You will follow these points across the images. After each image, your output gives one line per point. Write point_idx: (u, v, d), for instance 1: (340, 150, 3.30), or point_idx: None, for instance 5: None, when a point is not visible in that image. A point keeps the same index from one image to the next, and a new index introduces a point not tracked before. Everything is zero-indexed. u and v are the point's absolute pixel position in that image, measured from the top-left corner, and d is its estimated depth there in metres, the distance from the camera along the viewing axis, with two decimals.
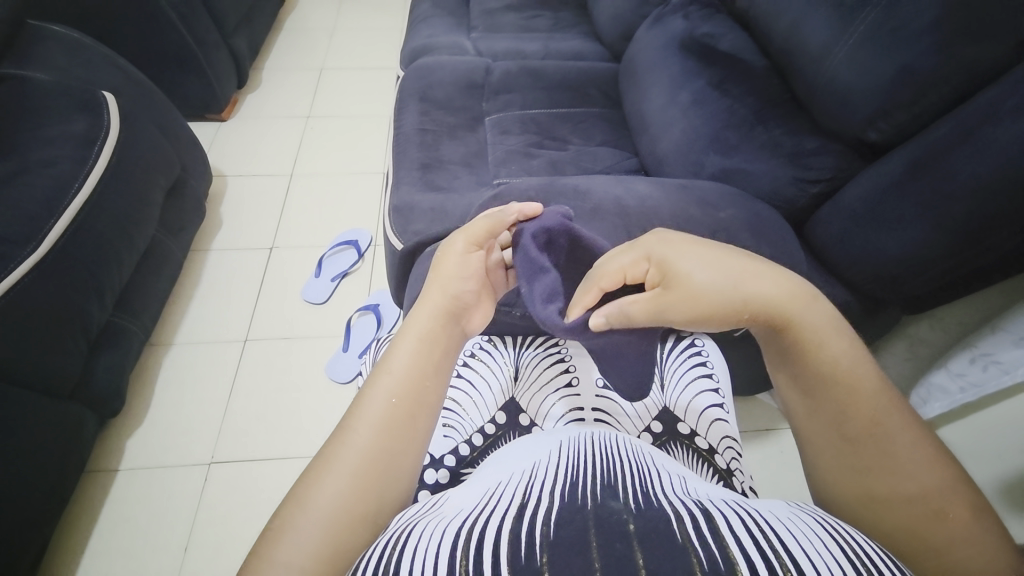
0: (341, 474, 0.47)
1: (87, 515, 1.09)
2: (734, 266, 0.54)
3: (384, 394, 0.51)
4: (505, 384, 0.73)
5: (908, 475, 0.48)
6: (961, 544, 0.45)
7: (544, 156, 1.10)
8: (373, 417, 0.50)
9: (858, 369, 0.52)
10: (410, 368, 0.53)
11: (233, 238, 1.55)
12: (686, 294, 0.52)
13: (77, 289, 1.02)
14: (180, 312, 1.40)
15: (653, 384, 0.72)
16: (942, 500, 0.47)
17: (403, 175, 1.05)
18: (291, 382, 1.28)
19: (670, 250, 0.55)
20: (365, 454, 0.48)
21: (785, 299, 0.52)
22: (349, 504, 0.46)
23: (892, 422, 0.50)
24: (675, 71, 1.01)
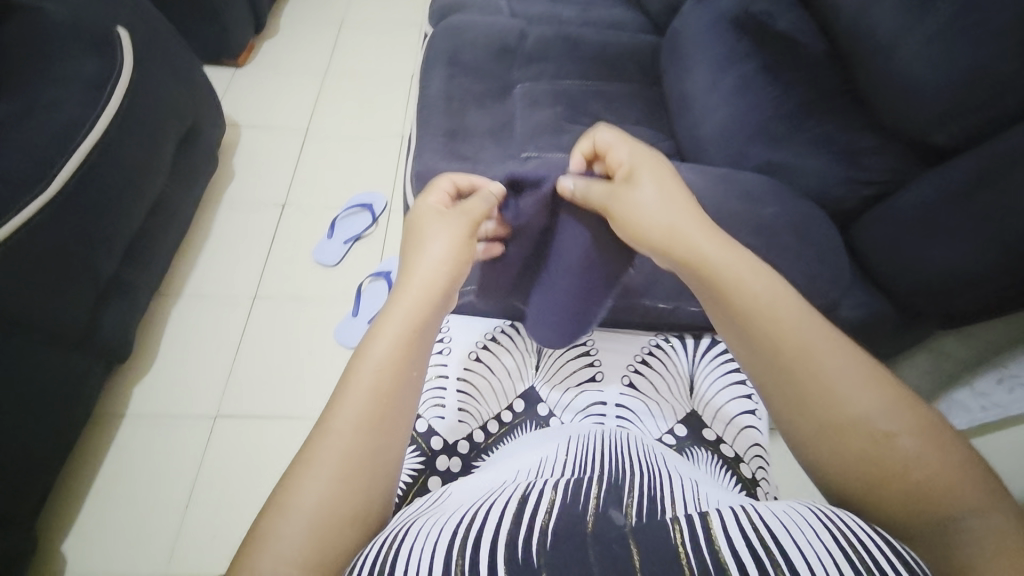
0: (320, 477, 0.44)
1: (91, 459, 1.11)
2: (681, 196, 0.58)
3: (361, 387, 0.47)
4: (527, 372, 0.71)
5: (844, 397, 0.46)
6: (931, 464, 0.42)
7: (576, 132, 1.05)
8: (352, 413, 0.46)
9: (773, 292, 0.51)
10: (387, 357, 0.49)
11: (246, 192, 1.51)
12: (632, 194, 0.57)
13: (84, 239, 0.99)
14: (190, 264, 1.38)
15: (681, 387, 0.70)
16: (890, 423, 0.44)
17: (427, 141, 1.01)
18: (298, 343, 1.28)
19: (642, 159, 0.60)
20: (344, 453, 0.45)
21: (700, 222, 0.56)
22: (334, 508, 0.43)
23: (807, 340, 0.49)
24: (723, 51, 0.95)
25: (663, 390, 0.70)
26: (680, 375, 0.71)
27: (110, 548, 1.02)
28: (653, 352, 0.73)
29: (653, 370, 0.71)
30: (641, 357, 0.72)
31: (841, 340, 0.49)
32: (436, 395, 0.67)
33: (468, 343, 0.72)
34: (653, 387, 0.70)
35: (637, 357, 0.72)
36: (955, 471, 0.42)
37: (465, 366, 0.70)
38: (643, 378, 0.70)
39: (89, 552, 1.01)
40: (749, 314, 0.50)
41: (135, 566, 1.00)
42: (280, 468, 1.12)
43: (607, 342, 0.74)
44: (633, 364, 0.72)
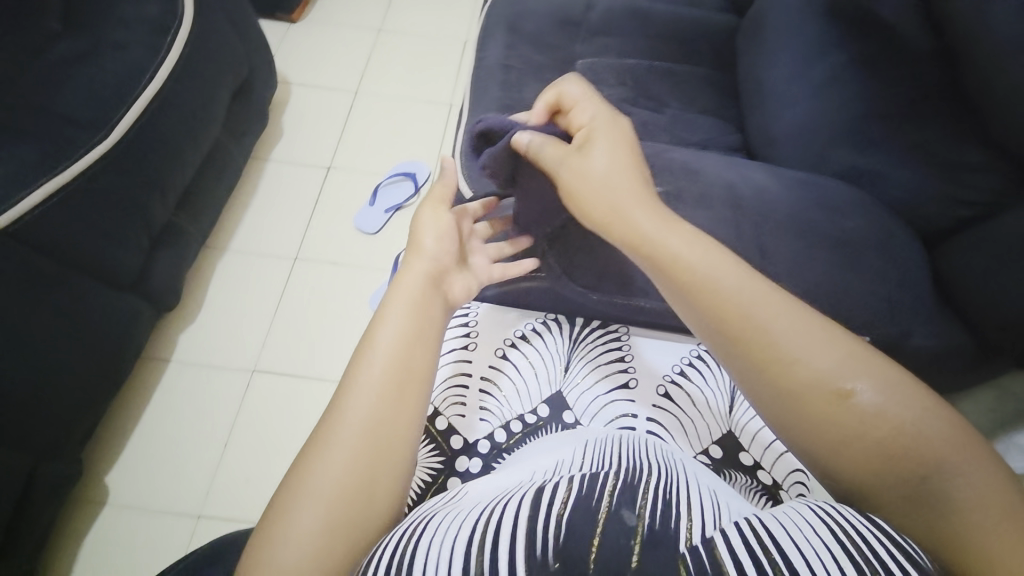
0: (334, 451, 0.51)
1: (138, 398, 1.17)
2: (632, 165, 0.60)
3: (369, 370, 0.54)
4: (554, 375, 0.69)
5: (802, 364, 0.49)
6: (893, 419, 0.46)
7: (635, 117, 0.99)
8: (358, 395, 0.53)
9: (716, 267, 0.54)
10: (390, 343, 0.56)
11: (293, 151, 1.52)
12: (582, 163, 0.60)
13: (140, 186, 1.01)
14: (235, 218, 1.41)
15: (721, 405, 0.66)
16: (846, 380, 0.48)
17: (480, 115, 0.97)
18: (334, 308, 1.29)
19: (600, 129, 0.62)
20: (345, 452, 0.51)
21: (646, 194, 0.59)
22: (340, 501, 0.49)
23: (756, 313, 0.52)
24: (813, 38, 0.86)
25: (700, 406, 0.66)
26: (721, 392, 0.67)
27: (152, 483, 1.08)
28: (693, 364, 0.69)
29: (692, 384, 0.67)
30: (679, 368, 0.68)
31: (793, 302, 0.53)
32: (458, 393, 0.67)
33: (496, 340, 0.71)
34: (688, 403, 0.66)
35: (675, 368, 0.68)
36: (920, 420, 0.46)
37: (489, 365, 0.69)
38: (679, 392, 0.67)
39: (133, 484, 1.08)
40: (696, 291, 0.53)
41: (174, 502, 1.07)
42: (310, 427, 1.15)
43: (644, 349, 0.71)
44: (669, 375, 0.68)
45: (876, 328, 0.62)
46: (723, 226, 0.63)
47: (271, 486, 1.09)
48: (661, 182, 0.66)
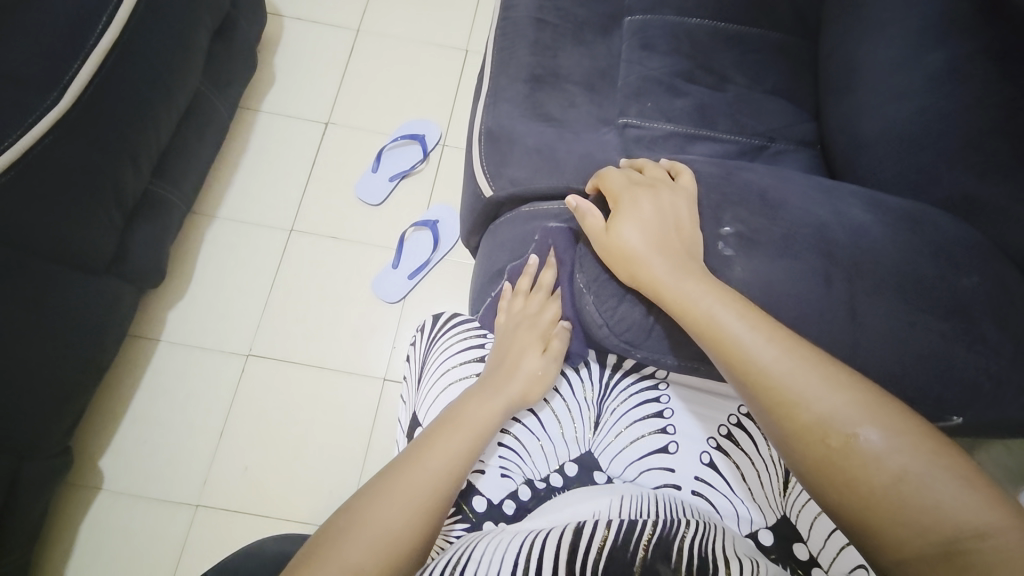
0: (389, 514, 0.47)
1: (129, 377, 1.11)
2: (672, 228, 0.55)
3: (446, 450, 0.52)
4: (582, 433, 0.60)
5: (812, 412, 0.44)
6: (918, 472, 0.40)
7: (693, 95, 0.80)
8: (429, 467, 0.50)
9: (730, 309, 0.50)
10: (470, 431, 0.54)
11: (285, 101, 1.33)
12: (612, 229, 0.56)
13: (106, 156, 0.88)
14: (224, 180, 1.26)
15: (772, 481, 0.55)
16: (841, 424, 0.43)
17: (504, 87, 0.80)
18: (334, 289, 1.19)
19: (637, 187, 0.58)
20: (433, 484, 0.49)
21: (685, 254, 0.53)
22: (405, 541, 0.46)
23: (756, 357, 0.47)
24: (931, 21, 0.69)
25: (749, 482, 0.55)
26: (775, 464, 0.55)
27: (150, 467, 1.06)
28: (741, 426, 0.58)
29: (740, 451, 0.57)
30: (726, 430, 0.58)
31: (799, 342, 0.48)
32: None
33: None
34: (734, 476, 0.56)
35: (721, 431, 0.58)
36: (947, 486, 0.39)
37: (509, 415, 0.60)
38: (725, 461, 0.56)
39: (131, 468, 1.06)
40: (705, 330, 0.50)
41: (173, 487, 1.05)
42: (310, 417, 1.10)
43: (685, 405, 0.60)
44: (713, 440, 0.58)
45: (971, 409, 0.52)
46: (804, 280, 0.52)
47: (271, 476, 1.06)
48: (729, 220, 0.56)
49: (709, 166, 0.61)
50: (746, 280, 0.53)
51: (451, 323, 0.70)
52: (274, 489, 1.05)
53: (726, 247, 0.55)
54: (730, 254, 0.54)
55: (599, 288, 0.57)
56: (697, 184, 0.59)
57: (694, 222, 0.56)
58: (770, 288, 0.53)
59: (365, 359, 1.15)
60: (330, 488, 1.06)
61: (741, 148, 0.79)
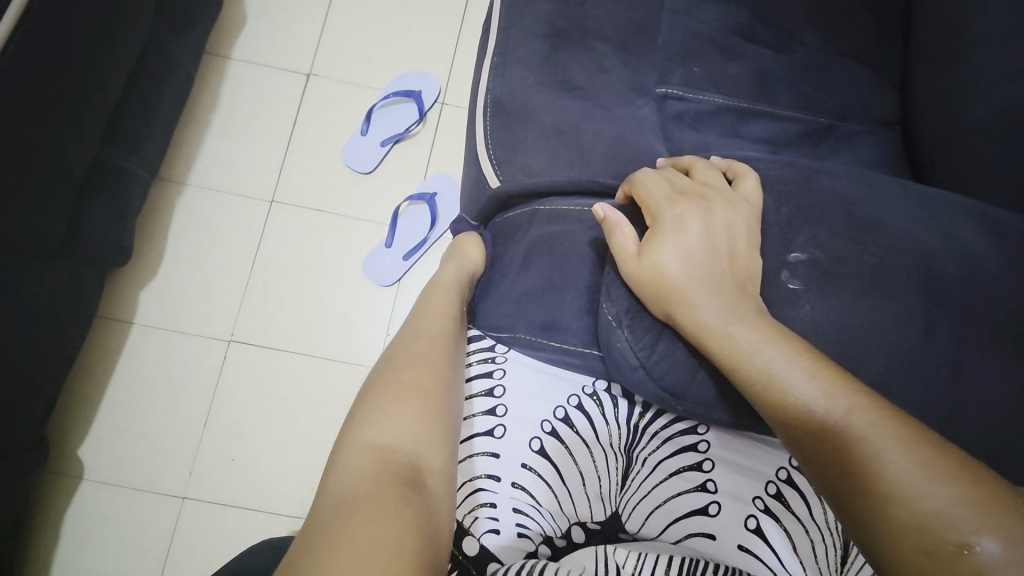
0: (418, 336, 0.55)
1: (103, 362, 1.03)
2: (725, 258, 0.43)
3: (440, 291, 0.60)
4: (608, 488, 0.52)
5: (903, 500, 0.32)
6: None
7: (751, 58, 0.64)
8: (434, 304, 0.59)
9: (795, 366, 0.38)
10: (449, 276, 0.62)
11: (261, 46, 1.15)
12: (649, 256, 0.44)
13: (42, 123, 0.73)
14: (194, 141, 1.11)
15: (829, 555, 0.48)
16: (946, 528, 0.30)
17: (518, 44, 0.64)
18: (321, 268, 1.08)
19: (683, 200, 0.45)
20: (440, 319, 0.57)
21: (739, 292, 0.42)
22: (434, 348, 0.54)
23: (832, 428, 0.36)
24: None
25: (802, 555, 0.48)
26: (834, 533, 0.48)
27: (132, 456, 1.00)
28: (791, 483, 0.50)
29: (791, 515, 0.49)
30: (774, 489, 0.50)
31: (894, 415, 0.36)
32: (484, 501, 0.51)
33: (532, 425, 0.54)
34: (785, 547, 0.48)
35: (768, 490, 0.50)
36: None
37: (523, 462, 0.53)
38: (775, 528, 0.49)
39: (111, 458, 1.00)
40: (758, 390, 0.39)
41: (158, 479, 0.99)
42: (299, 408, 1.03)
43: (726, 456, 0.52)
44: (760, 501, 0.50)
45: None
46: (898, 327, 0.41)
47: (260, 469, 1.00)
48: (803, 242, 0.44)
49: (781, 165, 0.48)
50: (819, 321, 0.42)
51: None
52: (263, 482, 1.00)
53: (793, 281, 0.43)
54: (796, 288, 0.43)
55: (632, 322, 0.46)
56: (763, 194, 0.46)
57: (758, 249, 0.44)
58: (853, 332, 0.41)
59: (357, 348, 1.05)
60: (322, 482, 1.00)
61: (805, 128, 0.64)
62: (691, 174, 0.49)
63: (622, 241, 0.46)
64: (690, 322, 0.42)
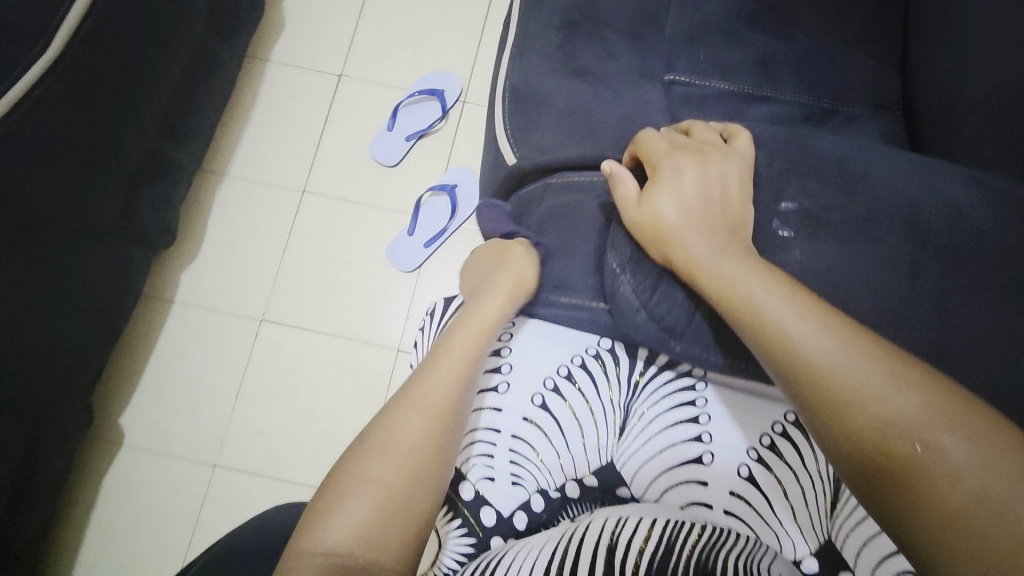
0: (414, 415, 0.48)
1: (146, 338, 1.11)
2: (717, 205, 0.47)
3: (456, 354, 0.53)
4: (605, 441, 0.57)
5: (866, 407, 0.36)
6: (990, 491, 0.31)
7: (754, 45, 0.68)
8: (444, 369, 0.52)
9: (772, 289, 0.42)
10: (471, 340, 0.55)
11: (297, 50, 1.24)
12: (648, 205, 0.48)
13: (107, 112, 0.82)
14: (235, 136, 1.20)
15: (820, 500, 0.51)
16: (905, 431, 0.34)
17: (535, 35, 0.70)
18: (348, 254, 1.15)
19: (680, 153, 0.49)
20: (443, 395, 0.50)
21: (730, 234, 0.46)
22: (426, 442, 0.47)
23: (803, 346, 0.39)
24: None
25: (792, 501, 0.51)
26: (825, 481, 0.51)
27: (170, 426, 1.07)
28: (786, 436, 0.54)
29: (784, 465, 0.53)
30: (768, 440, 0.54)
31: (862, 334, 0.39)
32: (482, 450, 0.56)
33: (534, 383, 0.59)
34: (776, 492, 0.52)
35: (763, 441, 0.54)
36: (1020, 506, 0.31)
37: (523, 416, 0.58)
38: (766, 475, 0.53)
39: (151, 426, 1.07)
40: (741, 320, 0.42)
41: (192, 447, 1.06)
42: (323, 385, 1.09)
43: (723, 411, 0.56)
44: (754, 451, 0.54)
45: None
46: (884, 277, 0.44)
47: (286, 442, 1.06)
48: (793, 195, 0.48)
49: (776, 129, 0.52)
50: (807, 265, 0.46)
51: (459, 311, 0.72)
52: (288, 454, 1.06)
53: (783, 229, 0.48)
54: (788, 237, 0.47)
55: (635, 270, 0.50)
56: (755, 149, 0.50)
57: (750, 198, 0.48)
58: (838, 276, 0.45)
59: (379, 329, 1.11)
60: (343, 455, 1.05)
61: (807, 111, 0.67)
62: (689, 134, 0.53)
63: (622, 193, 0.50)
64: (683, 266, 0.46)
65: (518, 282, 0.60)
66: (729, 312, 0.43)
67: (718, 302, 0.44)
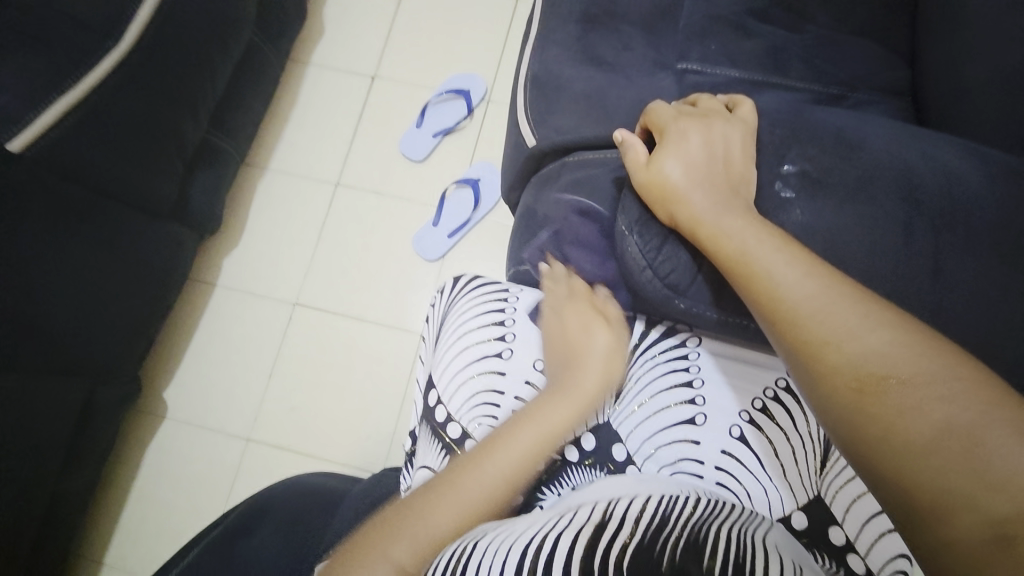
0: (459, 503, 0.51)
1: (189, 319, 1.19)
2: (720, 166, 0.51)
3: (517, 457, 0.55)
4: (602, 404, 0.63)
5: (841, 346, 0.39)
6: (958, 421, 0.34)
7: (766, 36, 0.71)
8: (500, 466, 0.54)
9: (760, 241, 0.45)
10: (537, 444, 0.56)
11: (335, 54, 1.33)
12: (655, 166, 0.51)
13: (166, 102, 0.90)
14: (275, 133, 1.29)
15: (808, 459, 0.55)
16: (877, 369, 0.38)
17: (555, 28, 0.75)
18: (376, 243, 1.21)
19: (686, 119, 0.53)
20: (489, 494, 0.52)
21: (731, 191, 0.49)
22: (460, 536, 0.49)
23: (790, 291, 0.42)
24: None
25: (782, 460, 0.56)
26: (813, 441, 0.56)
27: (207, 401, 1.15)
28: (777, 400, 0.58)
29: (775, 426, 0.57)
30: (760, 404, 0.58)
31: (842, 279, 0.43)
32: (488, 410, 0.66)
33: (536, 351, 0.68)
34: (767, 451, 0.56)
35: (755, 405, 0.58)
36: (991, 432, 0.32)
37: (524, 380, 0.67)
38: (757, 436, 0.57)
39: (190, 401, 1.15)
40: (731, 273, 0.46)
41: (227, 422, 1.13)
42: (349, 366, 1.15)
43: (717, 377, 0.60)
44: (746, 414, 0.58)
45: None
46: (880, 241, 0.46)
47: (314, 419, 1.12)
48: (795, 158, 0.51)
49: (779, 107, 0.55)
50: (808, 224, 0.48)
51: (470, 286, 0.73)
52: (315, 431, 1.11)
53: (787, 190, 0.50)
54: (790, 196, 0.50)
55: (642, 230, 0.53)
56: (758, 117, 0.54)
57: (753, 160, 0.52)
58: (836, 235, 0.47)
59: (403, 315, 1.17)
60: (366, 433, 1.10)
61: (818, 97, 0.69)
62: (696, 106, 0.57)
63: (633, 157, 0.54)
64: (684, 223, 0.50)
65: (599, 378, 0.61)
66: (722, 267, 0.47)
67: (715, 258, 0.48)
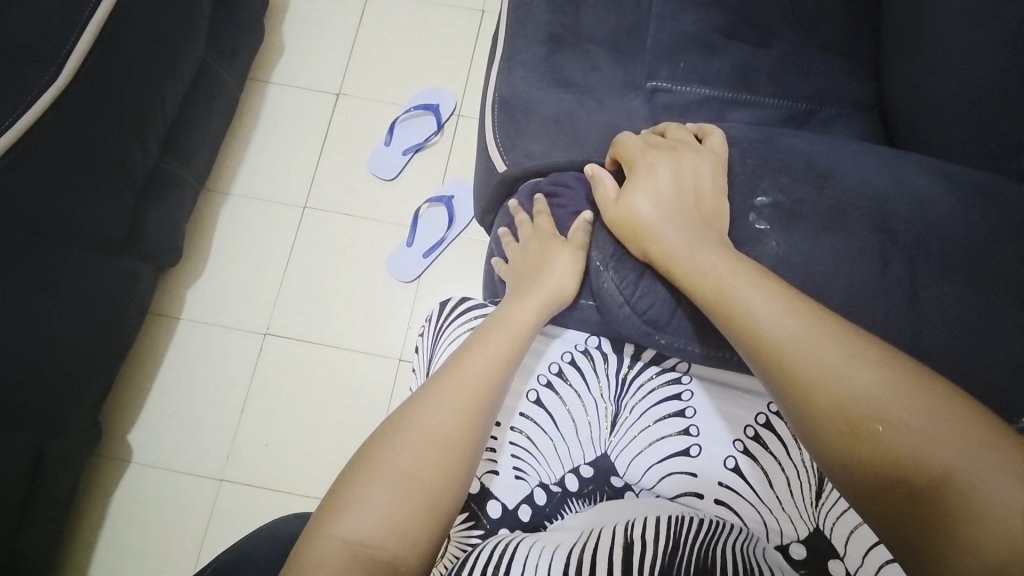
0: (444, 403, 0.48)
1: (151, 355, 1.13)
2: (691, 199, 0.50)
3: (491, 350, 0.52)
4: (598, 435, 0.61)
5: (831, 390, 0.38)
6: (954, 466, 0.33)
7: (733, 54, 0.71)
8: (479, 361, 0.51)
9: (739, 278, 0.44)
10: (511, 339, 0.54)
11: (296, 71, 1.28)
12: (625, 202, 0.51)
13: (113, 131, 0.85)
14: (237, 156, 1.24)
15: (805, 492, 0.54)
16: (865, 412, 0.36)
17: (522, 48, 0.73)
18: (349, 266, 1.17)
19: (654, 152, 0.52)
20: (476, 390, 0.49)
21: (704, 225, 0.49)
22: (454, 433, 0.47)
23: (771, 328, 0.41)
24: None
25: (778, 489, 0.55)
26: (806, 470, 0.55)
27: (177, 440, 1.09)
28: (769, 427, 0.57)
29: (768, 455, 0.57)
30: (752, 432, 0.58)
31: (825, 313, 0.41)
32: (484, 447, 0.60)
33: (529, 379, 0.63)
34: (761, 481, 0.56)
35: (747, 433, 0.58)
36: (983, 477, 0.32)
37: (518, 412, 0.61)
38: (751, 465, 0.57)
39: (158, 442, 1.09)
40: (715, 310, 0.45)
41: (198, 462, 1.07)
42: (327, 396, 1.10)
43: (708, 405, 0.60)
44: (740, 443, 0.58)
45: None
46: (856, 267, 0.47)
47: (292, 453, 1.07)
48: (767, 191, 0.51)
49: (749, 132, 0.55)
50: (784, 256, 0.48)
51: (457, 310, 0.71)
52: (294, 465, 1.07)
53: (761, 222, 0.50)
54: (765, 229, 0.49)
55: (618, 264, 0.55)
56: (728, 148, 0.53)
57: (725, 192, 0.51)
58: (811, 266, 0.47)
59: (381, 340, 1.13)
60: None
61: (786, 114, 0.70)
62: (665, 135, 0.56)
63: (602, 189, 0.54)
64: (661, 260, 0.49)
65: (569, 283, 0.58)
66: (705, 304, 0.46)
67: (697, 294, 0.46)
